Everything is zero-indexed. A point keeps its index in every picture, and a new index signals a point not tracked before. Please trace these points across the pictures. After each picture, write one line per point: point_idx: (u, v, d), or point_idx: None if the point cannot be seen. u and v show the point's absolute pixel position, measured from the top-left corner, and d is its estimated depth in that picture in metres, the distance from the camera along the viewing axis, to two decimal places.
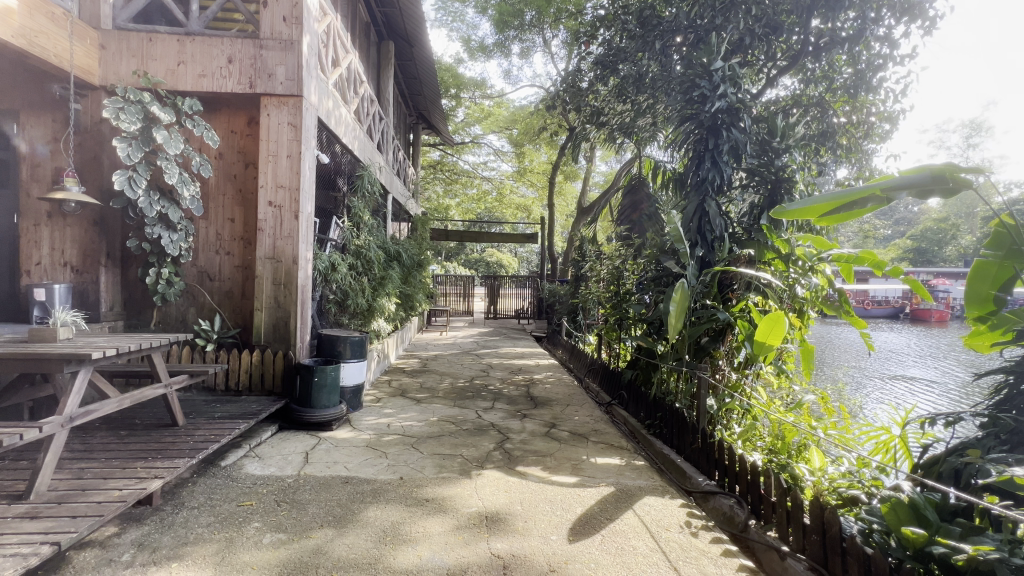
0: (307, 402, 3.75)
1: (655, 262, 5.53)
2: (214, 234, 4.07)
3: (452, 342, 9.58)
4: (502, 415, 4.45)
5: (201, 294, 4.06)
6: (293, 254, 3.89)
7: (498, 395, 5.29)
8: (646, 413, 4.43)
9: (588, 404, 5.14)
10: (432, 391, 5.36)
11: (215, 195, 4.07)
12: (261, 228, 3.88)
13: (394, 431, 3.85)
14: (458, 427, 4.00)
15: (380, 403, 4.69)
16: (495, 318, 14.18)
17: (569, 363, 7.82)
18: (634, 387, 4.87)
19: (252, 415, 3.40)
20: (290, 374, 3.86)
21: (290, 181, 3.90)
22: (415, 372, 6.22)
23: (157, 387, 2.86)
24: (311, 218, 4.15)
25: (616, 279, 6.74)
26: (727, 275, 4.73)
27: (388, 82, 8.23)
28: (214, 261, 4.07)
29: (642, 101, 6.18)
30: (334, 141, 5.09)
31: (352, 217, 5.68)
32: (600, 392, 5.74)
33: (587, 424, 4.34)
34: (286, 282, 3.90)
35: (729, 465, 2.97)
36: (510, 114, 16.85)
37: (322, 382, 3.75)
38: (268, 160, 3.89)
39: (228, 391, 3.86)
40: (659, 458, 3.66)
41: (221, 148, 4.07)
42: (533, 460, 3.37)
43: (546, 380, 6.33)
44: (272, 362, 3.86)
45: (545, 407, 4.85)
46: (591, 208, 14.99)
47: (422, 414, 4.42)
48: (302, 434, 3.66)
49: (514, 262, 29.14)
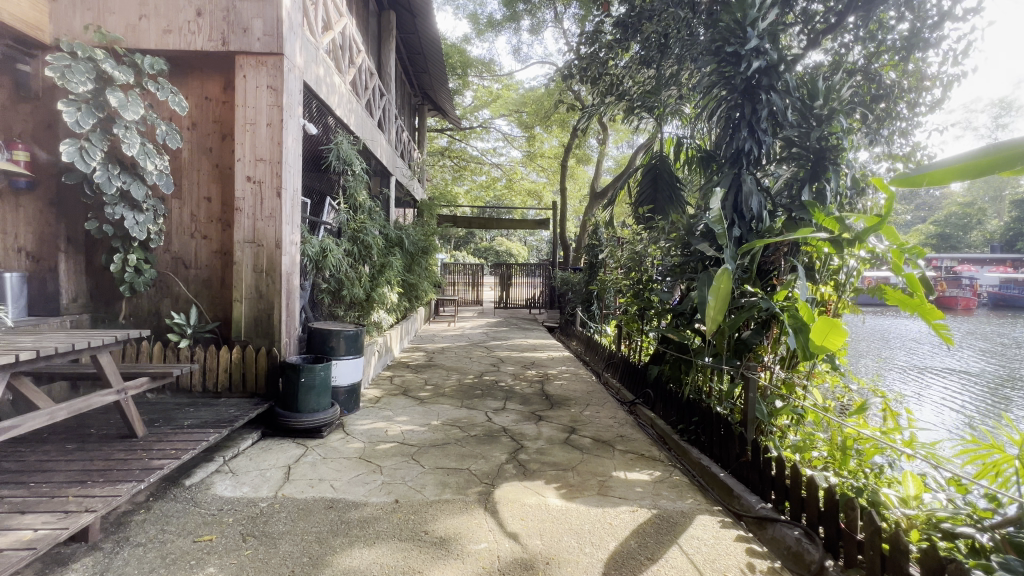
0: (292, 406, 3.31)
1: (683, 246, 4.94)
2: (188, 215, 3.61)
3: (460, 333, 9.13)
4: (515, 418, 3.96)
5: (175, 283, 3.61)
6: (276, 237, 3.42)
7: (511, 394, 4.81)
8: (677, 416, 3.93)
9: (609, 403, 4.66)
10: (438, 389, 4.89)
11: (190, 172, 3.59)
12: (238, 207, 3.40)
13: (392, 438, 3.39)
14: (465, 433, 3.53)
15: (379, 404, 4.22)
16: (505, 308, 13.65)
17: (587, 356, 7.28)
18: (662, 386, 4.36)
19: (227, 422, 2.96)
20: (274, 373, 3.41)
21: (271, 153, 3.40)
22: (420, 367, 5.77)
23: (107, 393, 2.40)
24: (297, 197, 3.66)
25: (637, 266, 6.16)
26: (767, 257, 4.15)
27: (389, 54, 7.64)
28: (189, 246, 3.62)
29: (668, 68, 5.55)
30: (327, 113, 4.57)
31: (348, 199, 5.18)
32: (622, 390, 5.24)
33: (611, 429, 3.83)
34: (268, 269, 3.42)
35: (791, 487, 2.46)
36: (520, 96, 16.20)
37: (309, 383, 3.30)
38: (246, 129, 3.39)
39: (205, 393, 3.43)
40: (697, 471, 3.16)
41: (194, 117, 3.58)
42: (552, 475, 2.89)
43: (562, 375, 5.82)
44: (254, 361, 3.41)
45: (562, 408, 4.34)
46: (605, 193, 14.33)
47: (425, 417, 3.95)
48: (287, 443, 3.21)
49: (523, 251, 28.55)
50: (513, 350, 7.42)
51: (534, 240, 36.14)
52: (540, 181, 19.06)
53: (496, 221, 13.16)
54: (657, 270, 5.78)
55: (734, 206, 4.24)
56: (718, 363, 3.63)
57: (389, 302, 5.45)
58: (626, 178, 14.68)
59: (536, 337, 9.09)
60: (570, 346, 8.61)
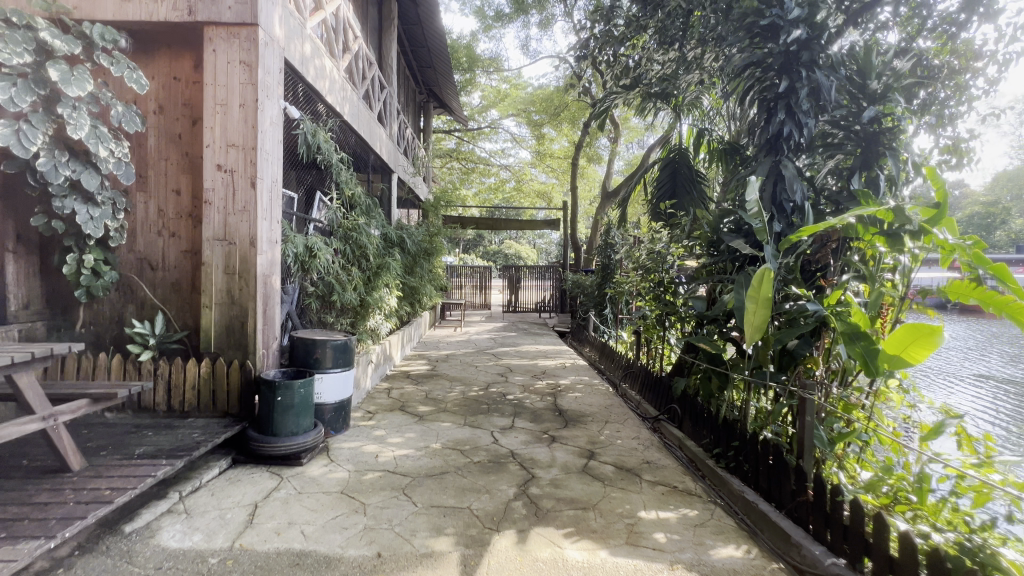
0: (267, 429, 2.87)
1: (712, 245, 4.43)
2: (155, 210, 3.20)
3: (467, 339, 8.68)
4: (524, 440, 3.47)
5: (140, 287, 3.19)
6: (250, 234, 2.99)
7: (519, 409, 4.32)
8: (711, 439, 3.42)
9: (630, 420, 4.15)
10: (439, 403, 4.42)
11: (157, 162, 3.19)
12: (207, 200, 2.98)
13: (381, 466, 2.92)
14: (467, 459, 3.05)
15: (371, 422, 3.76)
16: (514, 312, 13.18)
17: (602, 365, 6.76)
18: (692, 402, 3.86)
19: (187, 450, 2.53)
20: (248, 390, 2.98)
21: (244, 137, 2.98)
22: (421, 378, 5.31)
23: (28, 421, 1.98)
24: (277, 189, 3.23)
25: (657, 266, 5.64)
26: (811, 255, 3.64)
27: (391, 44, 7.22)
28: (156, 244, 3.20)
29: (691, 50, 5.04)
30: (315, 98, 4.15)
31: (342, 194, 4.75)
32: (644, 405, 4.73)
33: (635, 453, 3.32)
34: (242, 270, 2.99)
35: (874, 543, 1.96)
36: (528, 95, 15.76)
37: (286, 402, 2.87)
38: (216, 110, 2.97)
39: (171, 413, 3.00)
40: (742, 508, 2.67)
41: (161, 101, 3.18)
42: (569, 516, 2.41)
43: (576, 386, 5.32)
44: (226, 376, 2.97)
45: (578, 427, 3.84)
46: (617, 193, 13.85)
47: (422, 437, 3.48)
48: (259, 473, 2.75)
49: (532, 254, 28.12)
50: (522, 358, 6.93)
51: (543, 242, 35.68)
52: (549, 181, 18.61)
53: (504, 222, 12.71)
54: (681, 270, 5.26)
55: (777, 195, 3.68)
56: (762, 378, 3.12)
57: (386, 307, 5.00)
58: (638, 177, 14.20)
59: (546, 343, 8.59)
60: (582, 353, 8.09)
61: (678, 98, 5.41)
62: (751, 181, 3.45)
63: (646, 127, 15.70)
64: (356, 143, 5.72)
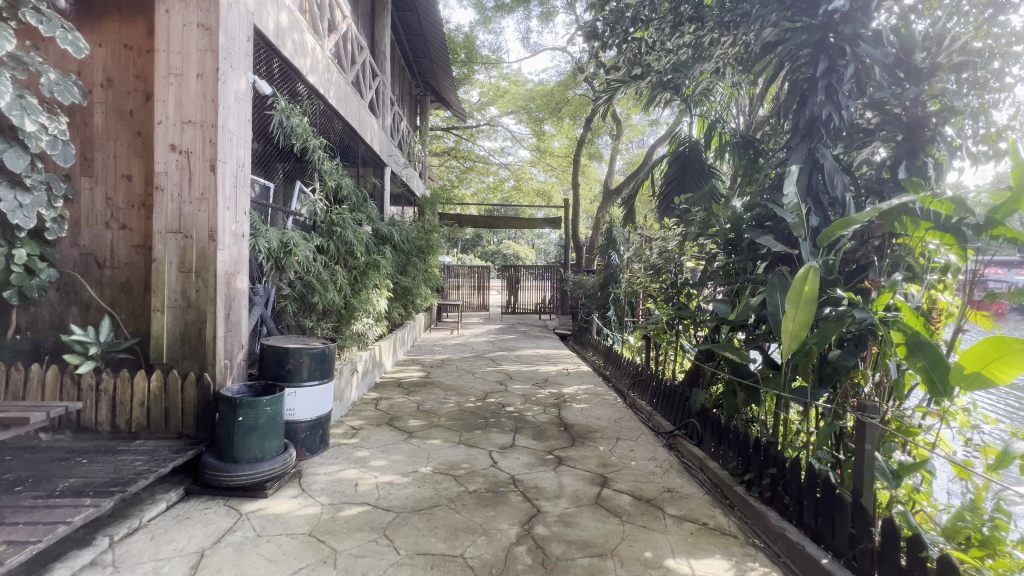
0: (226, 455, 2.44)
1: (733, 242, 4.01)
2: (102, 199, 2.77)
3: (464, 342, 8.25)
4: (527, 463, 3.04)
5: (85, 287, 2.77)
6: (208, 226, 2.56)
7: (521, 424, 3.91)
8: (740, 462, 3.01)
9: (643, 437, 3.74)
10: (431, 416, 3.99)
11: (106, 143, 2.77)
12: (159, 186, 2.55)
13: (361, 498, 2.50)
14: (461, 489, 2.63)
15: (354, 440, 3.33)
16: (513, 313, 12.78)
17: (608, 372, 6.35)
18: (715, 418, 3.45)
19: (125, 484, 2.11)
20: (207, 408, 2.55)
21: (202, 113, 2.55)
22: (414, 387, 4.89)
23: None
24: (243, 175, 2.80)
25: (668, 266, 5.22)
26: (850, 254, 3.20)
27: (385, 31, 6.81)
28: (102, 238, 2.77)
29: (706, 34, 4.65)
30: (294, 78, 3.72)
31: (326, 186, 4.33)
32: (657, 419, 4.32)
33: (654, 479, 2.91)
34: (199, 268, 2.56)
35: None
36: (528, 91, 15.35)
37: (248, 423, 2.44)
38: (169, 81, 2.55)
39: (116, 435, 2.57)
40: (785, 551, 2.29)
41: (110, 72, 2.76)
42: (584, 567, 1.99)
43: (581, 396, 4.90)
44: (180, 392, 2.54)
45: (586, 445, 3.43)
46: (619, 191, 13.49)
47: (411, 459, 3.05)
48: (213, 509, 2.31)
49: (531, 254, 27.69)
50: (522, 363, 6.51)
51: (542, 242, 35.32)
52: (549, 180, 18.24)
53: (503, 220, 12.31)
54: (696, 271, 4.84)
55: (813, 185, 3.27)
56: (801, 395, 2.72)
57: (375, 310, 4.57)
58: (641, 175, 13.85)
59: (547, 347, 8.18)
60: (585, 357, 7.67)
61: (691, 87, 5.01)
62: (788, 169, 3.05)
63: (648, 125, 15.38)
64: (343, 132, 5.29)
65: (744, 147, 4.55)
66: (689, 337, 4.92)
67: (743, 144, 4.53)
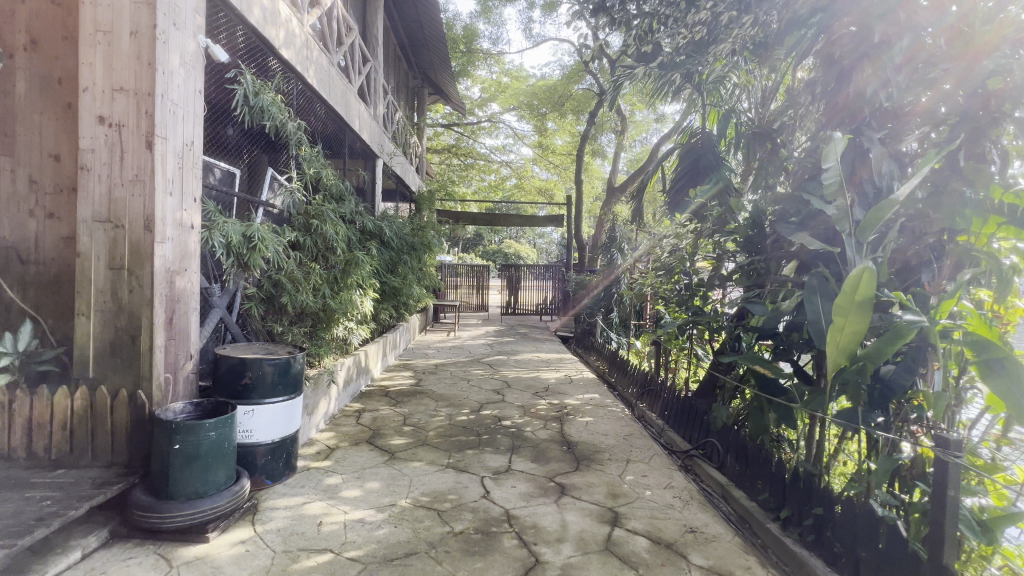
0: (159, 491, 2.02)
1: (757, 239, 3.58)
2: (25, 182, 2.36)
3: (461, 346, 7.83)
4: (524, 494, 2.62)
5: (5, 286, 2.36)
6: (143, 213, 2.13)
7: (518, 441, 3.49)
8: (771, 495, 2.59)
9: (656, 460, 3.31)
10: (418, 432, 3.57)
11: (30, 117, 2.35)
12: (84, 165, 2.13)
13: (323, 543, 2.08)
14: (444, 530, 2.22)
15: (327, 463, 2.92)
16: (513, 314, 12.37)
17: (614, 379, 5.92)
18: (739, 440, 3.02)
19: (22, 533, 1.69)
20: (141, 432, 2.14)
21: (136, 78, 2.12)
22: (402, 397, 4.47)
23: None
24: (191, 154, 2.38)
25: (680, 266, 4.80)
26: (898, 252, 2.71)
27: (378, 16, 6.44)
28: (26, 228, 2.36)
29: (724, 11, 4.22)
30: (265, 52, 3.30)
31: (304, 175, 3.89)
32: (670, 436, 3.89)
33: (672, 516, 2.48)
34: (132, 265, 2.14)
35: None
36: (530, 86, 14.93)
37: (186, 452, 2.02)
38: (97, 40, 2.12)
39: (32, 464, 2.14)
40: None
41: (35, 33, 2.34)
42: None
43: (585, 408, 4.48)
44: (110, 412, 2.13)
45: (592, 470, 3.01)
46: (623, 190, 13.10)
47: (389, 488, 2.64)
48: (138, 560, 1.89)
49: (532, 254, 27.24)
50: (522, 369, 6.09)
51: (543, 242, 34.92)
52: (551, 179, 17.84)
53: (503, 218, 11.90)
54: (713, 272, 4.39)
55: (859, 172, 2.82)
56: (849, 419, 2.30)
57: (359, 313, 4.15)
58: (646, 173, 13.46)
59: (548, 351, 7.77)
60: (588, 363, 7.26)
61: (705, 73, 4.54)
62: (832, 143, 2.63)
63: (654, 122, 14.99)
64: (329, 119, 4.88)
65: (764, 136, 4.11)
66: (704, 345, 4.51)
67: (765, 132, 4.09)
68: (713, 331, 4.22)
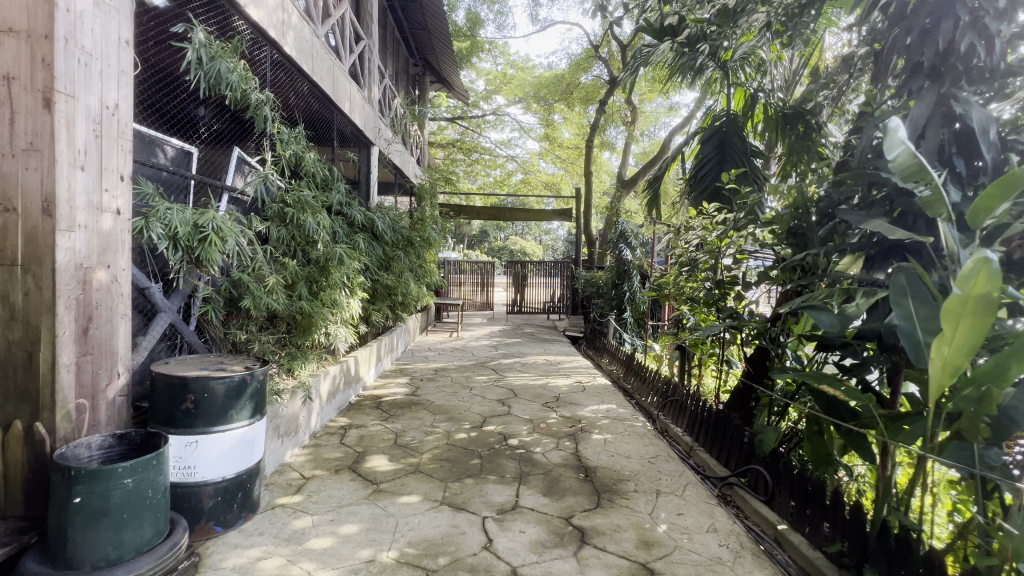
0: (54, 559, 1.53)
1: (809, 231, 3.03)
2: None
3: (464, 348, 7.32)
4: (535, 544, 2.12)
5: None
6: (39, 192, 1.65)
7: (526, 467, 2.98)
8: (847, 549, 2.08)
9: (691, 492, 2.79)
10: (410, 454, 3.08)
11: None
12: None
13: None
14: None
15: (297, 499, 2.43)
16: (519, 313, 11.85)
17: (631, 387, 5.41)
18: (793, 470, 2.52)
19: None
20: (42, 476, 1.67)
21: (27, 17, 1.63)
22: (396, 409, 3.98)
23: None
24: (114, 120, 1.89)
25: (708, 261, 4.25)
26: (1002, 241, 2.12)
27: None
28: None
29: None
30: (226, 10, 2.77)
31: (279, 157, 3.38)
32: (702, 458, 3.38)
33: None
34: (27, 258, 1.66)
35: None
36: (536, 77, 14.38)
37: (88, 507, 1.53)
38: None
39: None
40: None
41: None
42: None
43: (602, 422, 3.96)
44: (2, 451, 1.66)
45: (616, 507, 2.50)
46: (634, 183, 12.53)
47: (369, 536, 2.14)
48: None
49: (538, 251, 26.60)
50: (530, 375, 5.57)
51: (549, 238, 34.33)
52: (558, 173, 17.28)
53: (509, 213, 11.37)
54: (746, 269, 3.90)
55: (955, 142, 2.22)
56: (961, 463, 1.77)
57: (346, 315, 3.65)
58: (657, 165, 12.89)
59: (557, 353, 7.24)
60: (602, 366, 6.72)
61: (729, 50, 4.10)
62: (891, 126, 2.02)
63: (665, 112, 14.37)
64: (313, 100, 4.37)
65: (795, 117, 4.06)
66: (739, 350, 4.01)
67: (796, 114, 4.04)
68: (751, 336, 3.71)
